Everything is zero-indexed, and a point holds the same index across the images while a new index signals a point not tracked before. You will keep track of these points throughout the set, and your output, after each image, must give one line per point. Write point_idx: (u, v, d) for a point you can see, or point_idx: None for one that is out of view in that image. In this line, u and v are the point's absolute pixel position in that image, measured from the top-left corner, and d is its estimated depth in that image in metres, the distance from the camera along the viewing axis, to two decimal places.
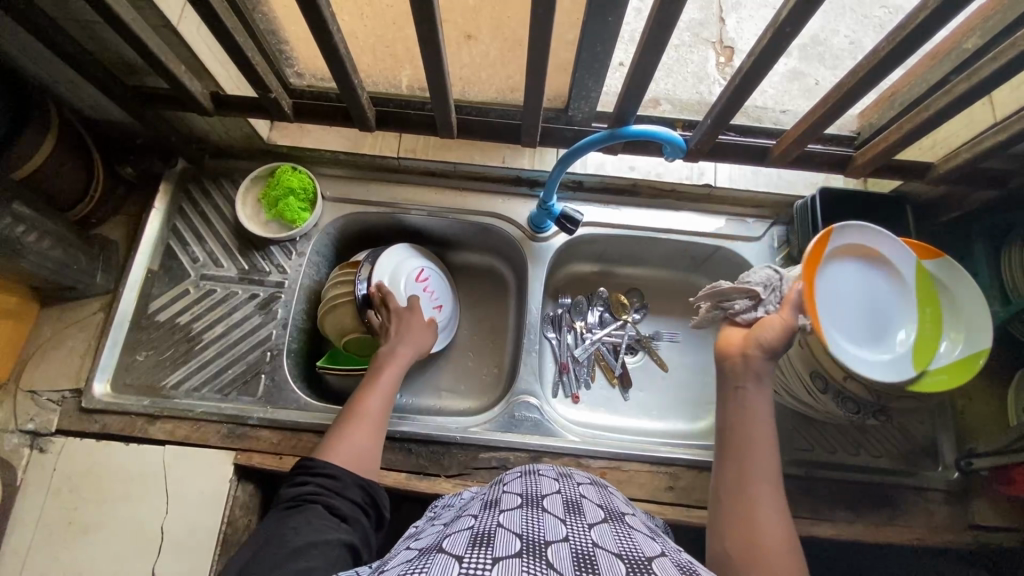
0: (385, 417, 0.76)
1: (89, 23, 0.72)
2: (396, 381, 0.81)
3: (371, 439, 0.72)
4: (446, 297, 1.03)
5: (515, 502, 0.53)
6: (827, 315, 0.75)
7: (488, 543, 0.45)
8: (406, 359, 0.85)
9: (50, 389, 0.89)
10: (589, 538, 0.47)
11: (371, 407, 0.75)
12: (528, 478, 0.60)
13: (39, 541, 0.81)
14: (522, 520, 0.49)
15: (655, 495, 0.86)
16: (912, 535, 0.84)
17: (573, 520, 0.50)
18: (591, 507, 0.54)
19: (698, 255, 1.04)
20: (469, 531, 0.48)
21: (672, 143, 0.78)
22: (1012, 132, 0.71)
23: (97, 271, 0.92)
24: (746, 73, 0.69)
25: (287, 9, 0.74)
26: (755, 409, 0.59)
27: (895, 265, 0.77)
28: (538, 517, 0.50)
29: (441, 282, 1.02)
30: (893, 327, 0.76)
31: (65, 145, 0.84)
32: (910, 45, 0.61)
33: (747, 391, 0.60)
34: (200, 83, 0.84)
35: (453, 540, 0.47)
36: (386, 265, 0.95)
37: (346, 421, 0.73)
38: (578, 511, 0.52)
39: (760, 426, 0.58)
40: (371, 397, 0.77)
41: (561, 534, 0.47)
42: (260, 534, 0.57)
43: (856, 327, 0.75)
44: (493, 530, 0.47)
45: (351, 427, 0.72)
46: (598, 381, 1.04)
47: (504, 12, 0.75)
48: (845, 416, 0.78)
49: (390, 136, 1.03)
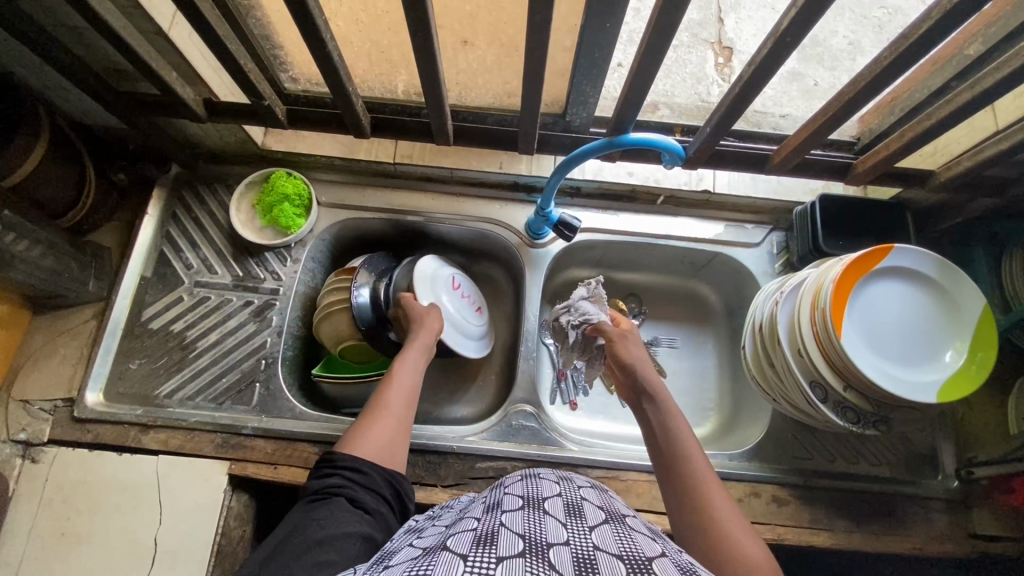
0: (413, 409, 0.73)
1: (79, 29, 0.71)
2: (417, 369, 0.78)
3: (397, 431, 0.69)
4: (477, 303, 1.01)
5: (517, 503, 0.53)
6: (849, 321, 0.75)
7: (491, 543, 0.44)
8: (427, 346, 0.82)
9: (41, 399, 0.88)
10: (589, 541, 0.46)
11: (393, 398, 0.72)
12: (529, 481, 0.59)
13: (30, 553, 0.80)
14: (524, 521, 0.48)
15: (654, 505, 0.85)
16: (912, 544, 0.84)
17: (574, 523, 0.50)
18: (592, 509, 0.54)
19: (697, 260, 1.03)
20: (472, 531, 0.47)
21: (670, 150, 0.78)
22: (1014, 140, 0.70)
23: (89, 278, 0.91)
24: (748, 80, 0.68)
25: (277, 14, 0.73)
26: (667, 420, 0.68)
27: (931, 282, 0.76)
28: (540, 520, 0.49)
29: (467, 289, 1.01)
30: (910, 345, 0.75)
31: (56, 152, 0.83)
32: (913, 55, 0.61)
33: (649, 412, 0.71)
34: (193, 89, 0.83)
35: (457, 539, 0.46)
36: (426, 274, 0.94)
37: (368, 415, 0.70)
38: (579, 514, 0.52)
39: (685, 436, 0.66)
40: (394, 389, 0.73)
41: (563, 537, 0.46)
42: (281, 529, 0.56)
43: (874, 338, 0.75)
44: (496, 531, 0.46)
45: (375, 419, 0.69)
46: (596, 388, 1.03)
47: (500, 18, 0.74)
48: (843, 426, 0.76)
49: (386, 141, 1.00)
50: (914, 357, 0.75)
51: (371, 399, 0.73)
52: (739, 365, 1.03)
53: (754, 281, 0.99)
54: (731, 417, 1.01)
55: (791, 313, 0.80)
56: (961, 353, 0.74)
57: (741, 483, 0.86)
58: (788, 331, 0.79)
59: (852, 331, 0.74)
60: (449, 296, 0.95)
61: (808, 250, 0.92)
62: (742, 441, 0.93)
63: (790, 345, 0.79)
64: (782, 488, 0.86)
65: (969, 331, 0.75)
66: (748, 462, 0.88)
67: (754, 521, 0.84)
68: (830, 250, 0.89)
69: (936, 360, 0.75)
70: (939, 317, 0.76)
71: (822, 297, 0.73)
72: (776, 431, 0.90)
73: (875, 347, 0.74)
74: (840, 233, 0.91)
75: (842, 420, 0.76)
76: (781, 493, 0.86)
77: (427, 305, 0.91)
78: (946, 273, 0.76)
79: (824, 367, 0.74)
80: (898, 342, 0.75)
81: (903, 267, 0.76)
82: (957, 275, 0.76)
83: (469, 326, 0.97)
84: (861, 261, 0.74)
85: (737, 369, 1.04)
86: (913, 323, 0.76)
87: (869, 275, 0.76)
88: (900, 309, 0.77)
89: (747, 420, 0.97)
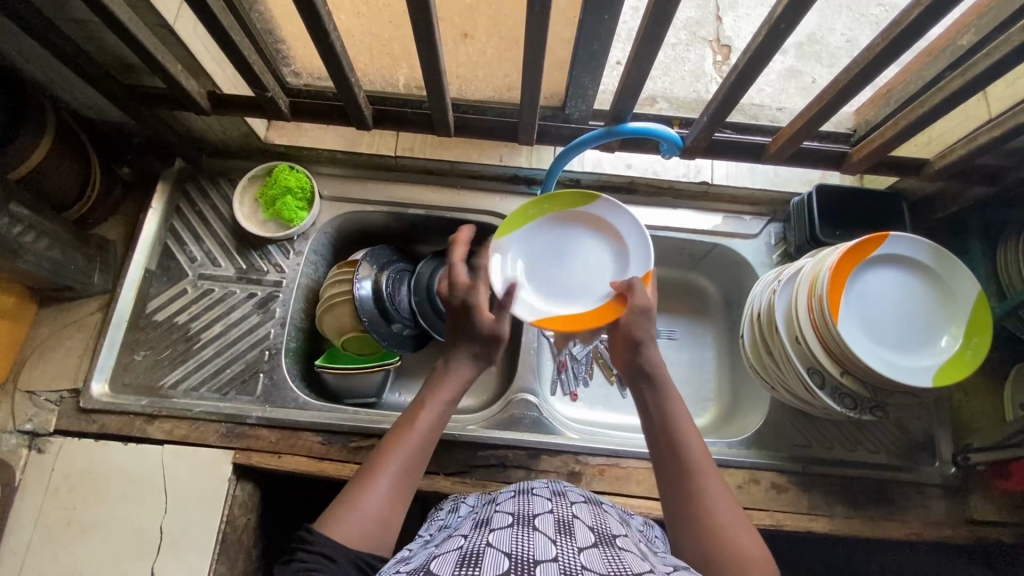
0: (417, 473, 0.65)
1: (86, 22, 0.72)
2: (431, 423, 0.68)
3: (390, 504, 0.61)
4: (575, 216, 0.85)
5: (506, 521, 0.54)
6: (850, 317, 0.75)
7: (476, 564, 0.46)
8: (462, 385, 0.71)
9: (47, 390, 0.89)
10: (578, 560, 0.48)
11: (394, 461, 0.63)
12: (521, 497, 0.61)
13: (37, 541, 0.81)
14: (511, 539, 0.50)
15: (654, 492, 0.86)
16: (909, 530, 0.85)
17: (564, 540, 0.51)
18: (583, 530, 0.54)
19: (696, 252, 1.04)
20: (458, 551, 0.49)
21: (668, 139, 0.81)
22: (1007, 127, 0.70)
23: (94, 271, 0.92)
24: (744, 69, 0.69)
25: (282, 8, 0.75)
26: (664, 401, 0.68)
27: (932, 272, 0.77)
28: (529, 536, 0.51)
29: (587, 204, 0.84)
30: (910, 337, 0.76)
31: (61, 145, 0.84)
32: (903, 42, 0.62)
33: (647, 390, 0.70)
34: (197, 82, 0.84)
35: (441, 560, 0.49)
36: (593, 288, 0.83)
37: (361, 478, 0.63)
38: (569, 531, 0.53)
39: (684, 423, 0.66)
40: (398, 451, 0.64)
41: (551, 554, 0.48)
42: None
43: (876, 332, 0.76)
44: (482, 551, 0.48)
45: (366, 485, 0.61)
46: (596, 379, 1.04)
47: (500, 10, 0.75)
48: (841, 412, 0.77)
49: (387, 134, 1.03)
50: (915, 349, 0.75)
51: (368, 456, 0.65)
52: (737, 356, 1.04)
53: (752, 271, 1.00)
54: (731, 407, 1.02)
55: (788, 304, 0.81)
56: (957, 337, 0.75)
57: (740, 469, 0.87)
58: (785, 319, 0.80)
59: (851, 325, 0.75)
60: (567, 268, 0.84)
61: (805, 241, 0.92)
62: (742, 430, 0.94)
63: (788, 332, 0.79)
64: (781, 474, 0.87)
65: (968, 320, 0.76)
66: (747, 449, 0.89)
67: (754, 507, 0.85)
68: (827, 240, 0.90)
69: (935, 351, 0.75)
70: (936, 308, 0.77)
71: (820, 284, 0.74)
72: (775, 420, 0.91)
73: (876, 340, 0.75)
74: (838, 225, 0.91)
75: (840, 406, 0.77)
76: (781, 479, 0.87)
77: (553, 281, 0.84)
78: (947, 265, 0.77)
79: (821, 354, 0.75)
80: (897, 333, 0.76)
81: (902, 256, 0.77)
82: (956, 267, 0.76)
83: (539, 243, 0.85)
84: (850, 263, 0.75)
85: (736, 360, 1.04)
86: (915, 314, 0.77)
87: (864, 269, 0.77)
88: (901, 299, 0.77)
89: (747, 410, 0.98)
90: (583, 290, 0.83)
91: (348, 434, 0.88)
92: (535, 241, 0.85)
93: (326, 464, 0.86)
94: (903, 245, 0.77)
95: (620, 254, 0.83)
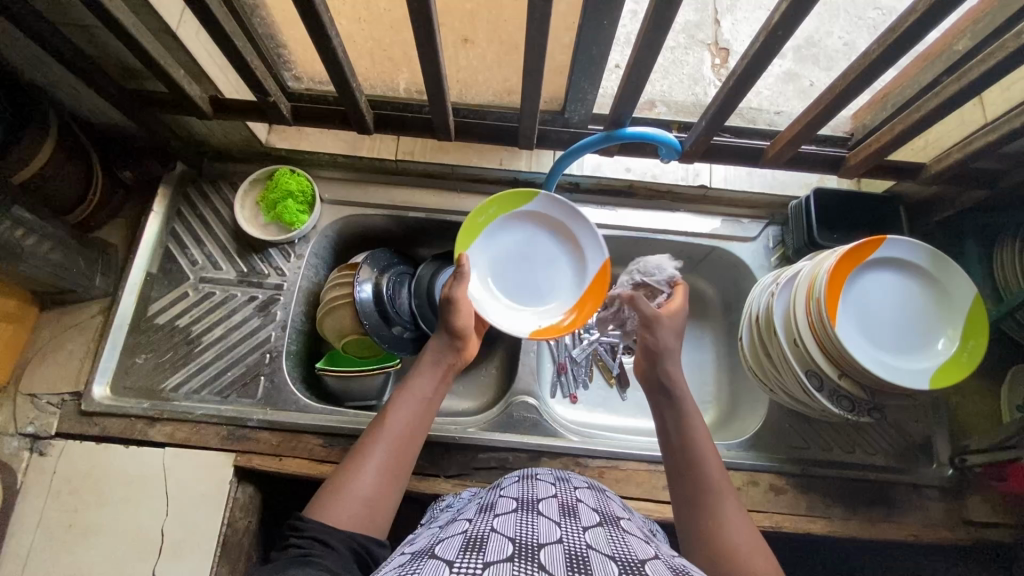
0: (407, 463, 0.66)
1: (90, 27, 0.73)
2: (418, 412, 0.70)
3: (380, 490, 0.63)
4: (521, 215, 0.89)
5: (511, 506, 0.55)
6: (846, 320, 0.76)
7: (481, 546, 0.46)
8: (446, 365, 0.76)
9: (49, 393, 0.89)
10: (582, 540, 0.49)
11: (382, 448, 0.65)
12: (525, 483, 0.62)
13: (39, 543, 0.81)
14: (515, 524, 0.51)
15: (652, 494, 0.87)
16: (906, 531, 0.85)
17: (568, 523, 0.52)
18: (587, 510, 0.56)
19: (695, 255, 1.04)
20: (463, 535, 0.50)
21: (666, 144, 0.83)
22: (1002, 132, 0.71)
23: (96, 274, 0.92)
24: (742, 74, 0.70)
25: (284, 13, 0.75)
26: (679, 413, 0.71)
27: (934, 277, 0.78)
28: (533, 521, 0.51)
29: (528, 202, 0.88)
30: (907, 340, 0.77)
31: (65, 149, 0.84)
32: (900, 47, 0.62)
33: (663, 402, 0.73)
34: (199, 87, 0.85)
35: (446, 545, 0.48)
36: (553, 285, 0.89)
37: (351, 464, 0.64)
38: (573, 515, 0.54)
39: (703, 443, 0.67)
40: (387, 440, 0.66)
41: (555, 537, 0.49)
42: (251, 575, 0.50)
43: (872, 334, 0.76)
44: (486, 534, 0.49)
45: (355, 470, 0.63)
46: (596, 381, 1.05)
47: (500, 16, 0.76)
48: (838, 414, 0.78)
49: (387, 138, 1.03)
50: (912, 352, 0.76)
51: (358, 443, 0.67)
52: (736, 358, 1.05)
53: (750, 274, 1.00)
54: (730, 408, 1.02)
55: (786, 305, 0.81)
56: (953, 340, 0.76)
57: (740, 471, 0.88)
58: (783, 322, 0.81)
59: (845, 326, 0.76)
60: (525, 267, 0.90)
61: (803, 244, 0.93)
62: (739, 433, 0.95)
63: (786, 335, 0.80)
64: (780, 476, 0.88)
65: (966, 324, 0.76)
66: (746, 451, 0.90)
67: (753, 509, 0.85)
68: (825, 245, 0.91)
69: (932, 353, 0.76)
70: (934, 312, 0.78)
71: (817, 286, 0.75)
72: (774, 422, 0.91)
73: (871, 341, 0.76)
74: (835, 227, 0.92)
75: (837, 408, 0.78)
76: (779, 482, 0.87)
77: (517, 282, 0.89)
78: (949, 270, 0.77)
79: (819, 357, 0.76)
80: (893, 336, 0.77)
81: (902, 261, 0.78)
82: (957, 272, 0.77)
83: (496, 248, 0.89)
84: (847, 265, 0.75)
85: (734, 362, 1.05)
86: (915, 318, 0.77)
87: (863, 272, 0.77)
88: (901, 304, 0.78)
89: (745, 412, 0.98)
90: (549, 285, 0.89)
91: (348, 437, 0.88)
92: (493, 249, 0.89)
93: (327, 466, 0.86)
94: (903, 249, 0.77)
95: (571, 250, 0.90)
